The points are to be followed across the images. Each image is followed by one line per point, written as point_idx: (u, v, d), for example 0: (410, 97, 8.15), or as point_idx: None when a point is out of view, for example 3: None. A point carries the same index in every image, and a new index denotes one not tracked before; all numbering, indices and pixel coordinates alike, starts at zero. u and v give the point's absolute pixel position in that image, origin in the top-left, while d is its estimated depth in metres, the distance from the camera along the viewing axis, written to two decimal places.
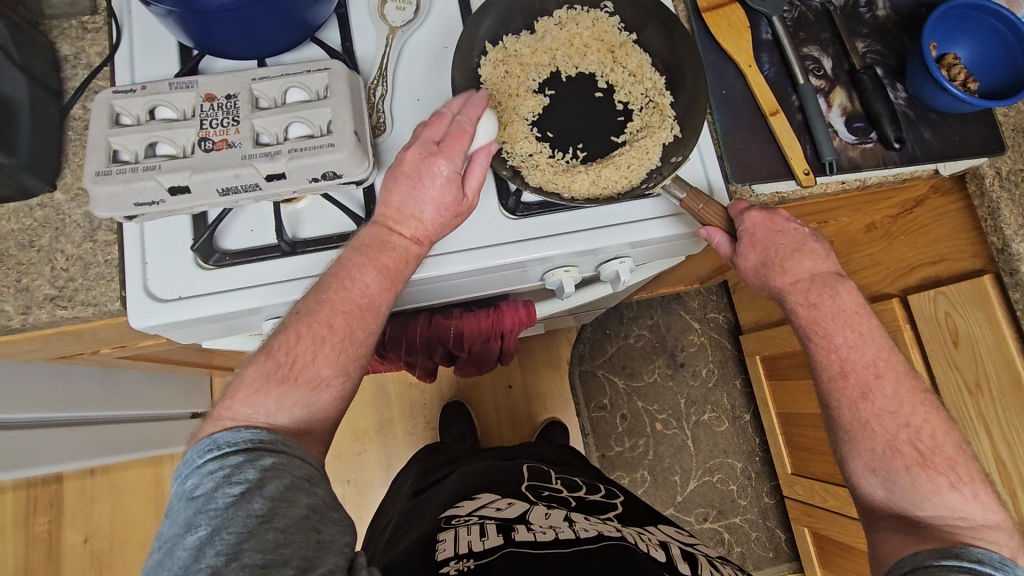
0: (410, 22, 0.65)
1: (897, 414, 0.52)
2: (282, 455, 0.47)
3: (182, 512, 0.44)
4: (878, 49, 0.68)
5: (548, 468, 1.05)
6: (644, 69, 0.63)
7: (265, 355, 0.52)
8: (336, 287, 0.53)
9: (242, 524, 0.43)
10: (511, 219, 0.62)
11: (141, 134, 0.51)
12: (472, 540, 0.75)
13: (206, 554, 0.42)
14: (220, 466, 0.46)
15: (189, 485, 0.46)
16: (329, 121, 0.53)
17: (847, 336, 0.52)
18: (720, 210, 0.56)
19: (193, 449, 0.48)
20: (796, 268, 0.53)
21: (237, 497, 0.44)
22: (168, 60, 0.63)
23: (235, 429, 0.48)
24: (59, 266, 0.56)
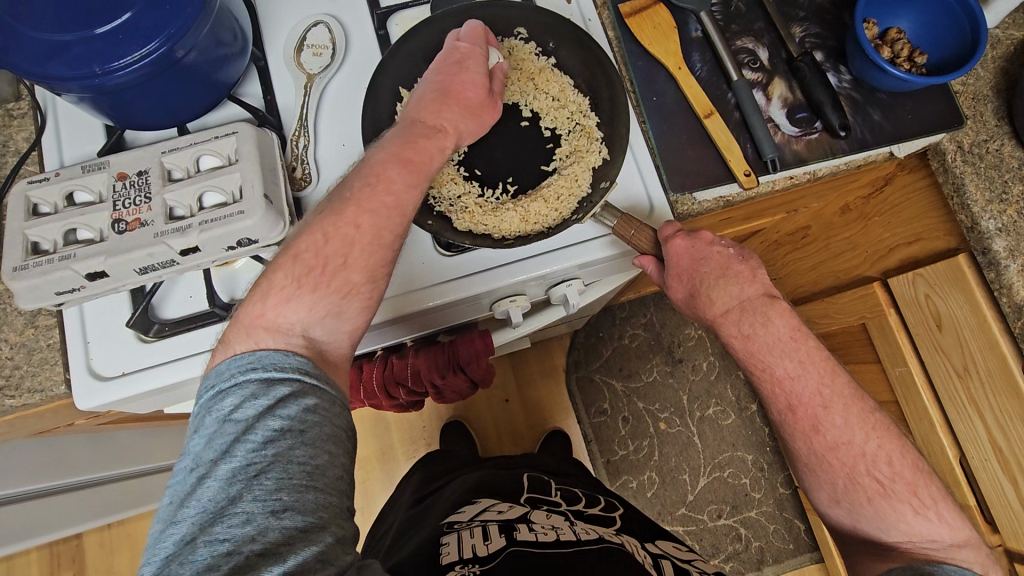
0: (326, 68, 0.65)
1: (851, 445, 0.54)
2: (324, 396, 0.45)
3: (216, 434, 0.41)
4: (817, 32, 0.65)
5: (548, 478, 0.99)
6: (566, 92, 0.61)
7: (290, 259, 0.48)
8: (367, 180, 0.51)
9: (283, 468, 0.40)
10: (446, 255, 0.59)
11: (57, 223, 0.51)
12: (475, 544, 0.72)
13: (243, 493, 0.38)
14: (265, 394, 0.43)
15: (228, 405, 0.42)
16: (239, 186, 0.52)
17: (786, 365, 0.55)
18: (651, 234, 0.56)
19: (228, 362, 0.45)
20: (723, 297, 0.55)
21: (278, 434, 0.41)
22: (94, 136, 0.63)
23: (279, 354, 0.45)
24: (3, 354, 0.57)
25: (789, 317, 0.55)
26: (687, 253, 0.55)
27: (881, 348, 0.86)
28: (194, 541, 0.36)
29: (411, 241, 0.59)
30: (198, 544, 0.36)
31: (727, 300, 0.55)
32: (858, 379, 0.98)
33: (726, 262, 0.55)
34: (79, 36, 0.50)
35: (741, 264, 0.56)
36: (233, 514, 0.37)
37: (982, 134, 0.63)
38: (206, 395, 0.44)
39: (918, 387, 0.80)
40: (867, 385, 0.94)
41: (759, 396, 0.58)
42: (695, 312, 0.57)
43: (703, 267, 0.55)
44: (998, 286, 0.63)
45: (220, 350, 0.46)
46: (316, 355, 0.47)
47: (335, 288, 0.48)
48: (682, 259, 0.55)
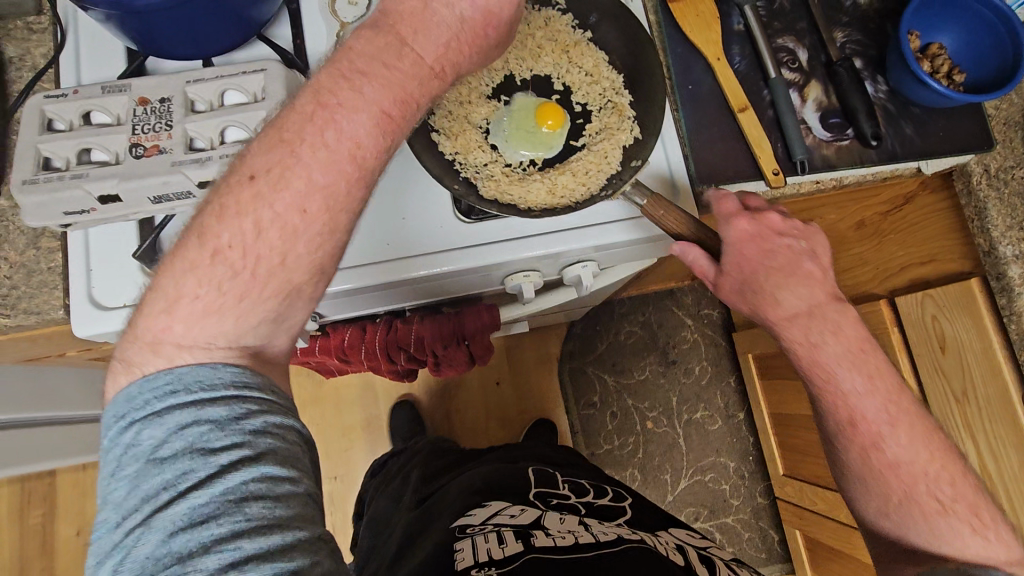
0: (361, 17, 0.63)
1: (911, 463, 0.56)
2: (272, 412, 0.38)
3: (140, 480, 0.34)
4: (858, 39, 0.64)
5: (554, 471, 0.98)
6: (600, 68, 0.60)
7: (211, 252, 0.38)
8: (309, 112, 0.39)
9: (237, 509, 0.34)
10: (465, 222, 0.58)
11: (71, 140, 0.49)
12: (491, 548, 0.71)
13: (191, 547, 0.32)
14: (191, 421, 0.35)
15: (149, 441, 0.35)
16: (265, 125, 0.51)
17: (855, 381, 0.55)
18: (683, 217, 0.53)
19: (139, 387, 0.37)
20: (792, 300, 0.53)
21: (223, 468, 0.34)
22: (115, 60, 0.61)
23: (209, 370, 0.37)
24: (2, 273, 0.56)
25: (860, 329, 0.54)
26: (751, 244, 0.53)
27: None
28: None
29: (429, 200, 0.58)
30: None
31: (798, 304, 0.53)
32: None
33: (795, 258, 0.53)
34: None
35: (812, 265, 0.53)
36: (183, 572, 0.32)
37: (1011, 160, 0.63)
38: (119, 427, 0.37)
39: None
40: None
41: (817, 408, 0.59)
42: (753, 306, 0.54)
43: (761, 261, 0.53)
44: (1009, 311, 0.63)
45: (123, 371, 0.38)
46: (253, 359, 0.40)
47: (269, 294, 0.39)
48: (747, 247, 0.53)
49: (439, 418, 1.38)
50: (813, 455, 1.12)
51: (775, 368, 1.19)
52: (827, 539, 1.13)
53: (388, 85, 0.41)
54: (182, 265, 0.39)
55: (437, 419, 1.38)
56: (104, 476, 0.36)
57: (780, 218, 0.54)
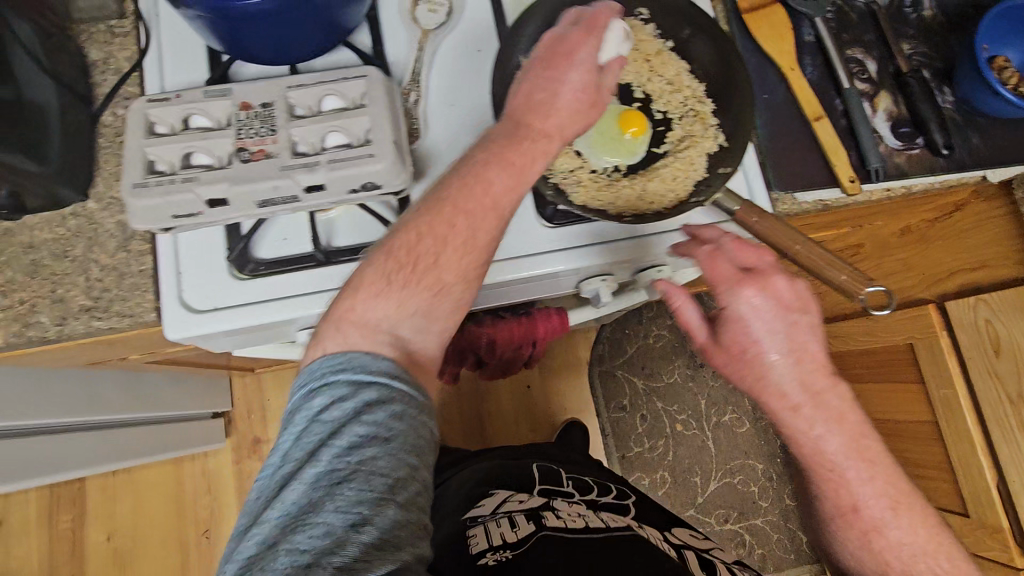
0: (442, 25, 0.64)
1: (912, 547, 0.53)
2: (410, 405, 0.43)
3: (303, 434, 0.41)
4: (924, 51, 0.66)
5: (559, 467, 0.96)
6: (682, 77, 0.61)
7: (383, 255, 0.46)
8: (471, 183, 0.47)
9: (364, 479, 0.38)
10: (548, 227, 0.59)
11: (177, 144, 0.50)
12: (504, 531, 0.72)
13: (324, 502, 0.37)
14: (353, 395, 0.42)
15: (316, 405, 0.42)
16: (367, 130, 0.51)
17: (861, 475, 0.51)
18: (780, 220, 0.53)
19: (320, 362, 0.44)
20: (796, 387, 0.49)
21: (364, 441, 0.40)
22: (198, 65, 0.61)
23: (369, 355, 0.44)
24: (93, 276, 0.56)
25: (862, 411, 0.51)
26: (753, 317, 0.48)
27: (925, 369, 0.88)
28: (280, 541, 0.36)
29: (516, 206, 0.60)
30: (281, 550, 0.36)
31: (799, 390, 0.49)
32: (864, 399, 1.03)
33: (798, 334, 0.49)
34: None
35: (821, 345, 0.50)
36: (316, 522, 0.37)
37: None
38: (297, 391, 0.44)
39: (963, 409, 0.82)
40: (890, 408, 0.98)
41: (813, 492, 0.55)
42: (760, 389, 0.50)
43: (762, 338, 0.48)
44: None
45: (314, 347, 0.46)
46: (404, 349, 0.45)
47: (422, 291, 0.46)
48: (756, 320, 0.48)
49: (469, 422, 1.36)
50: None
51: None
52: None
53: (517, 140, 0.48)
54: (365, 262, 0.47)
55: (468, 423, 1.36)
56: (281, 427, 0.43)
57: (788, 287, 0.49)
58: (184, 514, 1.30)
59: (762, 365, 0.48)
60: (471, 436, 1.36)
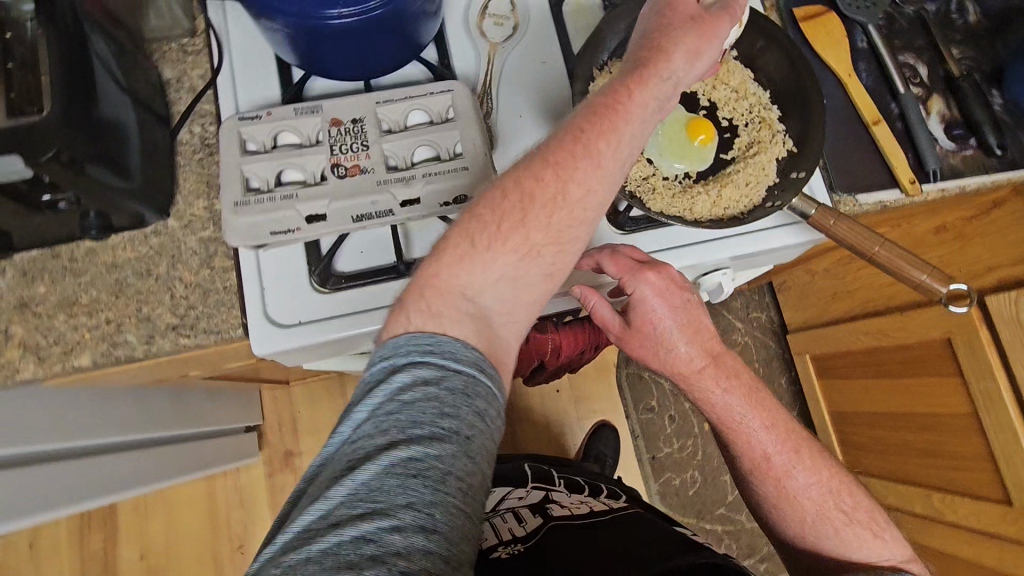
0: (508, 38, 0.65)
1: (820, 488, 0.61)
2: (494, 403, 0.39)
3: (380, 414, 0.37)
4: (972, 56, 0.69)
5: (551, 467, 0.91)
6: (747, 85, 0.62)
7: (467, 215, 0.43)
8: (570, 132, 0.44)
9: (441, 479, 0.35)
10: (620, 234, 0.61)
11: (272, 161, 0.51)
12: (513, 526, 0.74)
13: (396, 495, 0.34)
14: (439, 378, 0.38)
15: (398, 383, 0.38)
16: (457, 144, 0.52)
17: (756, 423, 0.59)
18: (856, 223, 0.54)
19: (405, 337, 0.40)
20: (689, 353, 0.56)
21: (446, 436, 0.36)
22: (270, 83, 0.62)
23: (458, 339, 0.40)
24: (179, 293, 0.56)
25: (750, 370, 0.59)
26: (655, 299, 0.54)
27: (965, 362, 0.90)
28: (341, 526, 0.33)
29: None
30: (343, 539, 0.32)
31: (701, 355, 0.56)
32: (897, 394, 1.05)
33: (694, 311, 0.55)
34: None
35: (705, 316, 0.56)
36: (386, 515, 0.33)
37: None
38: (377, 365, 0.40)
39: (1006, 401, 0.84)
40: (914, 400, 1.02)
41: (730, 451, 0.62)
42: (668, 361, 0.56)
43: (667, 315, 0.54)
44: None
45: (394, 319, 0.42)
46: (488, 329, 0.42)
47: (506, 249, 0.42)
48: (663, 299, 0.54)
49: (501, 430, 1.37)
50: (880, 449, 1.14)
51: (841, 364, 1.20)
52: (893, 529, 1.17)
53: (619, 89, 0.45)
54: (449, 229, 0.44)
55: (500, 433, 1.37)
56: (351, 398, 0.39)
57: (678, 272, 0.55)
58: (217, 530, 1.28)
59: (687, 330, 0.55)
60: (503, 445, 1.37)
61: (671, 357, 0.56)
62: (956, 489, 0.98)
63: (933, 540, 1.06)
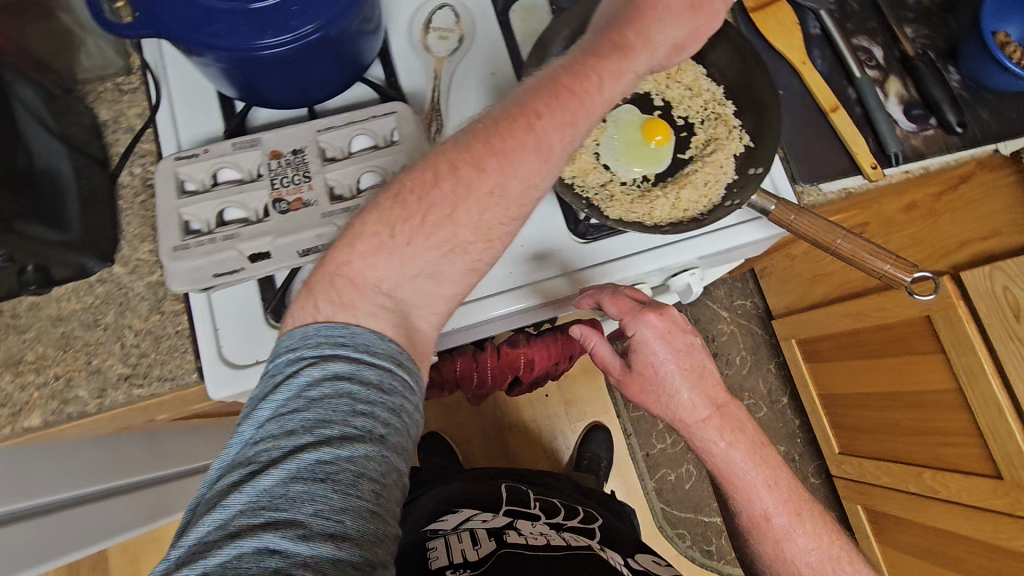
0: (455, 51, 0.64)
1: (820, 554, 0.60)
2: (406, 400, 0.42)
3: (291, 413, 0.38)
4: (926, 34, 0.68)
5: (527, 488, 0.99)
6: (700, 82, 0.61)
7: (390, 201, 0.43)
8: (521, 113, 0.43)
9: (349, 481, 0.36)
10: (581, 242, 0.60)
11: (212, 201, 0.49)
12: (466, 548, 0.77)
13: (301, 497, 0.35)
14: (350, 377, 0.40)
15: (308, 380, 0.39)
16: (403, 167, 0.51)
17: (757, 479, 0.59)
18: (815, 217, 0.54)
19: (315, 330, 0.41)
20: (694, 402, 0.58)
21: (357, 436, 0.38)
22: (212, 116, 0.60)
23: (369, 332, 0.41)
24: (129, 342, 0.54)
25: (756, 426, 0.60)
26: (656, 342, 0.56)
27: (945, 339, 0.89)
28: (249, 527, 0.34)
29: (549, 227, 0.60)
30: (248, 540, 0.34)
31: (703, 403, 0.58)
32: (883, 372, 1.04)
33: (696, 357, 0.58)
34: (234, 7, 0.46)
35: (707, 363, 0.59)
36: (294, 520, 0.35)
37: None
38: (288, 359, 0.41)
39: (988, 376, 0.83)
40: (898, 380, 1.02)
41: (731, 507, 0.62)
42: (669, 405, 0.58)
43: (669, 359, 0.57)
44: None
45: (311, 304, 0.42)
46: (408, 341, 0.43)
47: (431, 245, 0.42)
48: (665, 340, 0.56)
49: (490, 438, 1.36)
50: (871, 429, 1.14)
51: (824, 347, 1.21)
52: (890, 511, 1.16)
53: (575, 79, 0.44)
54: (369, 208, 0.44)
55: (489, 440, 1.36)
56: (259, 395, 0.41)
57: (682, 316, 0.58)
58: None
59: (690, 375, 0.57)
60: (494, 453, 1.35)
61: (676, 404, 0.58)
62: (946, 466, 0.98)
63: (928, 518, 1.05)
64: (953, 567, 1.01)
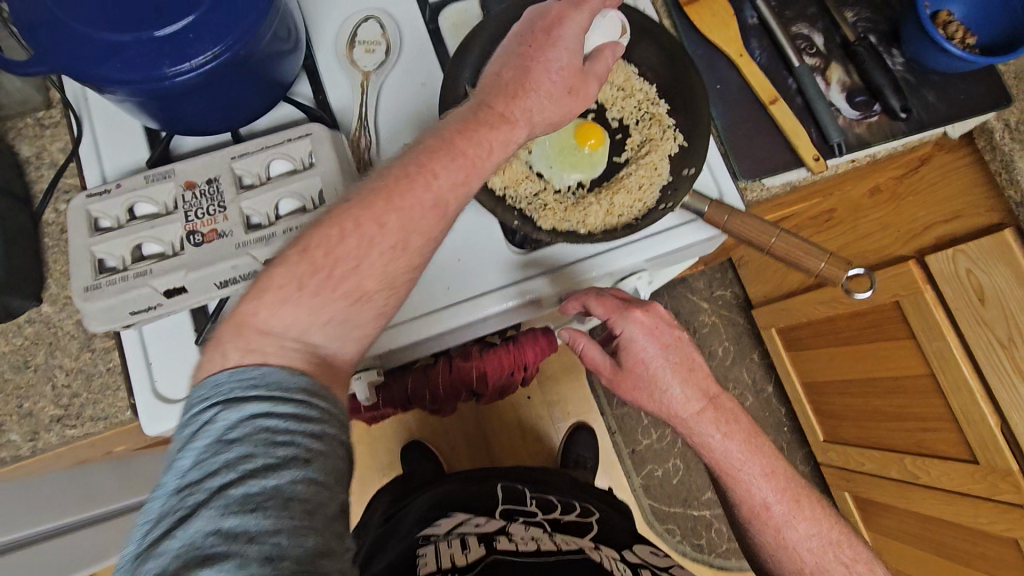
0: (381, 64, 0.62)
1: (820, 538, 0.58)
2: (331, 425, 0.38)
3: (209, 456, 0.34)
4: (868, 17, 0.66)
5: (522, 487, 0.86)
6: (632, 82, 0.60)
7: (297, 253, 0.41)
8: (415, 167, 0.44)
9: (285, 507, 0.33)
10: (520, 254, 0.58)
11: (125, 237, 0.48)
12: (455, 553, 0.62)
13: (235, 533, 0.31)
14: (269, 411, 0.36)
15: (223, 422, 0.35)
16: (320, 191, 0.50)
17: (753, 470, 0.57)
18: (751, 218, 0.54)
19: (226, 375, 0.38)
20: (688, 394, 0.55)
21: (285, 462, 0.34)
22: (135, 144, 0.58)
23: (284, 370, 0.38)
24: (60, 383, 0.53)
25: (747, 415, 0.58)
26: (644, 338, 0.55)
27: (915, 325, 0.87)
28: None
29: (486, 240, 0.58)
30: None
31: (696, 396, 0.56)
32: (860, 359, 1.03)
33: (684, 349, 0.56)
34: (134, 38, 0.45)
35: (695, 356, 0.57)
36: (228, 555, 0.30)
37: None
38: (201, 407, 0.37)
39: (958, 361, 0.82)
40: (874, 366, 1.00)
41: (728, 498, 0.60)
42: (660, 400, 0.56)
43: (659, 353, 0.55)
44: None
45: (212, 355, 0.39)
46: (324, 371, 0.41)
47: (340, 296, 0.41)
48: (652, 335, 0.55)
49: (474, 442, 1.34)
50: (853, 415, 1.12)
51: (801, 334, 1.19)
52: (876, 496, 1.15)
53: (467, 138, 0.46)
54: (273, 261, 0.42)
55: (473, 444, 1.34)
56: (174, 449, 0.36)
57: (666, 311, 0.57)
58: None
59: (680, 367, 0.55)
60: (478, 456, 1.33)
61: (671, 397, 0.56)
62: (925, 452, 0.97)
63: (910, 503, 1.04)
64: (937, 551, 1.00)
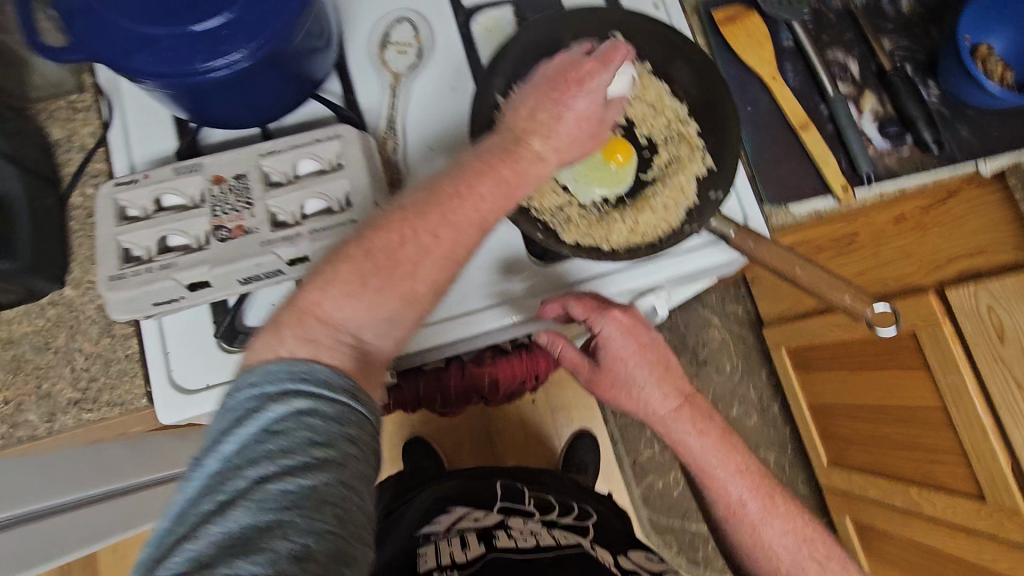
0: (413, 67, 0.62)
1: (795, 536, 0.57)
2: (367, 430, 0.37)
3: (253, 447, 0.33)
4: (906, 46, 0.66)
5: (521, 484, 0.85)
6: (664, 99, 0.59)
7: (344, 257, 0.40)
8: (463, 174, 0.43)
9: (318, 510, 0.32)
10: (541, 265, 0.58)
11: (152, 229, 0.48)
12: (456, 550, 0.62)
13: (269, 532, 0.31)
14: (314, 410, 0.35)
15: (269, 414, 0.34)
16: (345, 193, 0.50)
17: (726, 467, 0.56)
18: (773, 245, 0.54)
19: (280, 363, 0.37)
20: (661, 393, 0.55)
21: (324, 464, 0.34)
22: (166, 134, 0.59)
23: (335, 370, 0.37)
24: (80, 366, 0.54)
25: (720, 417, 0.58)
26: (619, 338, 0.54)
27: (931, 358, 0.86)
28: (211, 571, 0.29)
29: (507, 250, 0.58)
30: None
31: (669, 396, 0.55)
32: (872, 386, 1.02)
33: (658, 350, 0.55)
34: (170, 31, 0.46)
35: (670, 355, 0.56)
36: (259, 549, 0.30)
37: None
38: (248, 393, 0.36)
39: (972, 396, 0.81)
40: (885, 394, 0.99)
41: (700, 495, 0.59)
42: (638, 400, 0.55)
43: (635, 354, 0.54)
44: None
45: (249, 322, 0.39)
46: None
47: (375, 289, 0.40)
48: (627, 337, 0.54)
49: (477, 443, 1.34)
50: (863, 443, 1.11)
51: (812, 355, 1.18)
52: (878, 524, 1.14)
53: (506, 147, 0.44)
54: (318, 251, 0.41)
55: (475, 445, 1.34)
56: (215, 430, 0.35)
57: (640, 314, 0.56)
58: None
59: (655, 366, 0.55)
60: (479, 457, 1.34)
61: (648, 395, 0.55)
62: (931, 481, 0.96)
63: (914, 534, 1.03)
64: None
